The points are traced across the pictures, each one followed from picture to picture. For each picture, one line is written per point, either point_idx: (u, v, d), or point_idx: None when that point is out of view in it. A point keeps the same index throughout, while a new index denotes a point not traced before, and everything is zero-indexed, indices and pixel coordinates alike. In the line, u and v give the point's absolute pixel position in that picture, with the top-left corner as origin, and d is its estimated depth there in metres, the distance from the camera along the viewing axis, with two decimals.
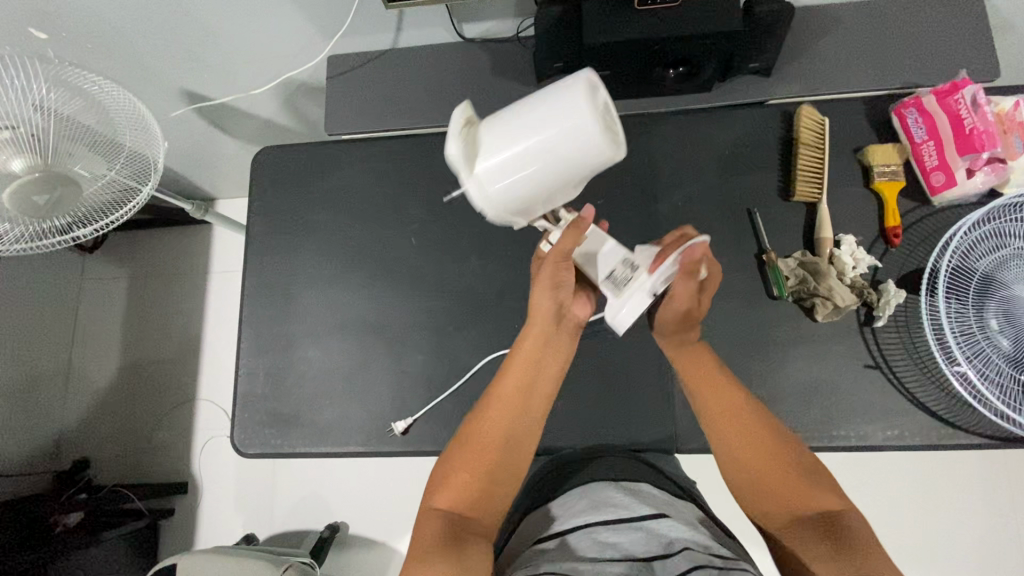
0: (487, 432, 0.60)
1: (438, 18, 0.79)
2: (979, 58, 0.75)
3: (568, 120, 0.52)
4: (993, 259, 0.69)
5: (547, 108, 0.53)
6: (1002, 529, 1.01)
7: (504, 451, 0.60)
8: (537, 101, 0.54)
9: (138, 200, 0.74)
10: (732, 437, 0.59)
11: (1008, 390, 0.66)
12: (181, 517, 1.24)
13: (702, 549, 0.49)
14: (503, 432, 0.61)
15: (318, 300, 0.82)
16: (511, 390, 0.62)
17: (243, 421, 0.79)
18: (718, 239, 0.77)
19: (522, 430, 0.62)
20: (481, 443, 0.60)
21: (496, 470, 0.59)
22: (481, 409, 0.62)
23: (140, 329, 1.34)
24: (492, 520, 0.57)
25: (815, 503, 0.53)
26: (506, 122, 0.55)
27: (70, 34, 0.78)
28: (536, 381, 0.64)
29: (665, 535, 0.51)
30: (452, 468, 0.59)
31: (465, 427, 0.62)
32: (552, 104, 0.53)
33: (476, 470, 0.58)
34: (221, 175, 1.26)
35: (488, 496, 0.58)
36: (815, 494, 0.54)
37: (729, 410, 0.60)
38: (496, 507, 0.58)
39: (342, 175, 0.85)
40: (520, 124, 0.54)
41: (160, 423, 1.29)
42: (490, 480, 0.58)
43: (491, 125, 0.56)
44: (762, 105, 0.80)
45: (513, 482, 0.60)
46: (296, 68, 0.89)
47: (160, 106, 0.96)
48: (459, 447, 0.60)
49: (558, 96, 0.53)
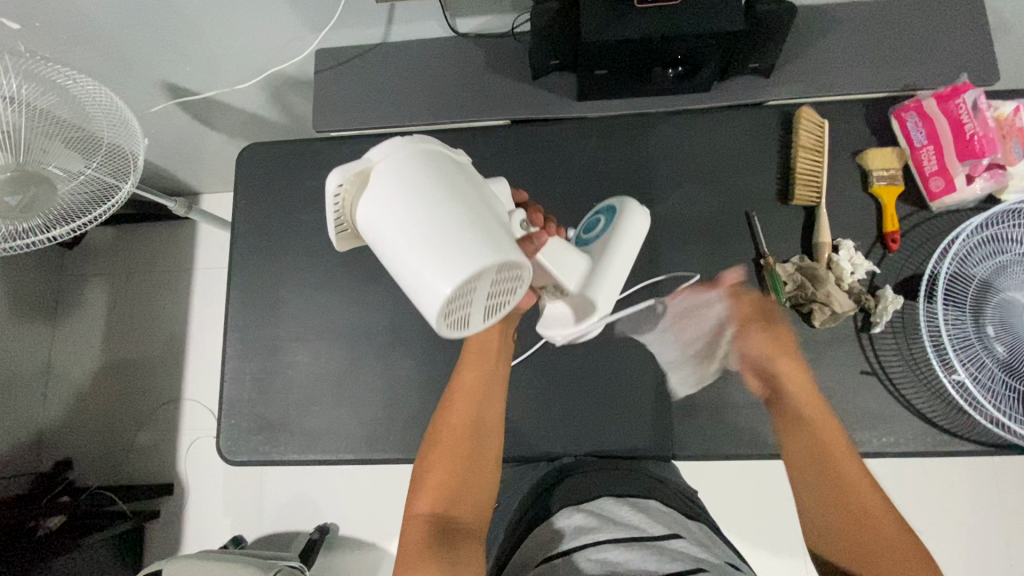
0: (453, 423, 0.61)
1: (431, 12, 0.76)
2: (980, 62, 0.74)
3: (423, 302, 0.44)
4: (991, 265, 0.69)
5: (412, 270, 0.44)
6: (985, 527, 1.03)
7: (477, 442, 0.60)
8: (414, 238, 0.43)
9: (116, 198, 0.71)
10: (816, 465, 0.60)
11: (1003, 398, 0.66)
12: (168, 518, 1.22)
13: (716, 570, 0.48)
14: (469, 419, 0.61)
15: (306, 303, 0.80)
16: (469, 378, 0.63)
17: (229, 428, 0.77)
18: (715, 243, 0.76)
19: (489, 414, 0.62)
20: (451, 436, 0.60)
21: (473, 458, 0.59)
22: (445, 404, 0.63)
23: (121, 326, 1.31)
24: (478, 510, 0.58)
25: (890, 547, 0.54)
26: (380, 228, 0.46)
27: (44, 25, 0.74)
28: (495, 369, 0.64)
29: (678, 553, 0.50)
30: (428, 468, 0.59)
31: (433, 426, 0.62)
32: (416, 272, 0.43)
33: (452, 464, 0.58)
34: (205, 170, 1.22)
35: (467, 490, 0.58)
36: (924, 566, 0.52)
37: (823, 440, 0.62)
38: (480, 496, 0.58)
39: (331, 174, 0.83)
40: (389, 250, 0.45)
41: (144, 422, 1.27)
42: (468, 468, 0.58)
43: (372, 215, 0.47)
44: (761, 107, 0.78)
45: (493, 460, 0.60)
46: (283, 62, 0.86)
47: (139, 99, 0.93)
48: (430, 446, 0.60)
49: (426, 268, 0.43)
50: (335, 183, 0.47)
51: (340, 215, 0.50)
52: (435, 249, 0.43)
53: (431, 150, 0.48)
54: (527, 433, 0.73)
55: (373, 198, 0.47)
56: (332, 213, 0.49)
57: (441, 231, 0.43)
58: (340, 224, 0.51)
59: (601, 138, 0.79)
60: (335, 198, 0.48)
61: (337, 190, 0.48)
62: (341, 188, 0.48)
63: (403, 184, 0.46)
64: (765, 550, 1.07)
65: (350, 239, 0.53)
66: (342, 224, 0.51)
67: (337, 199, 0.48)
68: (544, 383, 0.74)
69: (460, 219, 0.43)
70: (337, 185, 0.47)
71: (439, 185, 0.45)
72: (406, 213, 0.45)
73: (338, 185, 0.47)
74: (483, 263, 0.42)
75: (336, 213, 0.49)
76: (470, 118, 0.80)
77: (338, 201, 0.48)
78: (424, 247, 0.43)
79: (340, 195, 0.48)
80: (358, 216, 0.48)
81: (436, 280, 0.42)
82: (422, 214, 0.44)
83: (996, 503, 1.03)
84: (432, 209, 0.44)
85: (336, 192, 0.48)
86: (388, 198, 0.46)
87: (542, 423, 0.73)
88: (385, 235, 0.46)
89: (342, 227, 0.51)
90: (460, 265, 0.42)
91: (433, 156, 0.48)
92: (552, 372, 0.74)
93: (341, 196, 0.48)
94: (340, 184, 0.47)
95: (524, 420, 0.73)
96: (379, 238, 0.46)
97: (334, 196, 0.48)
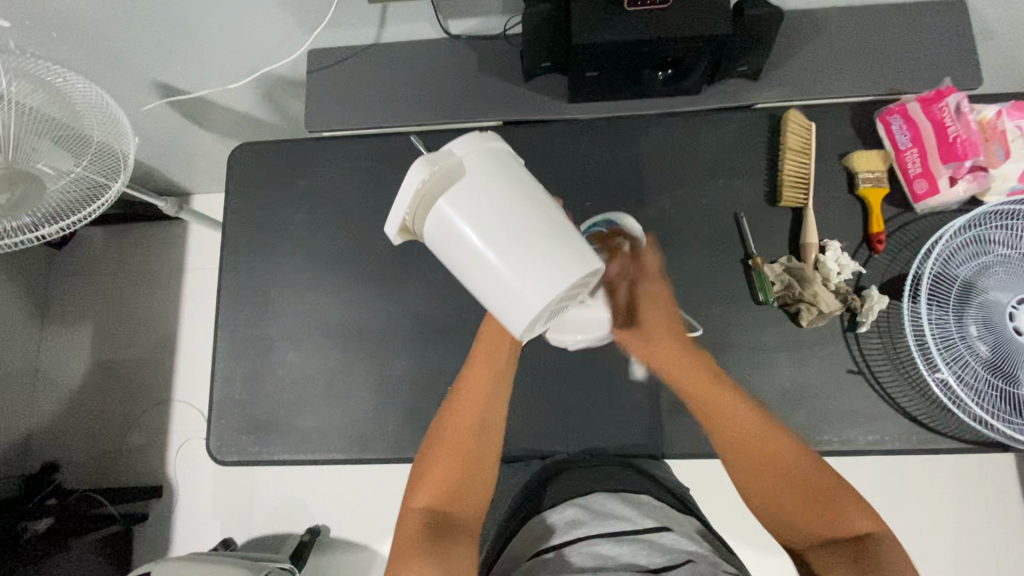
0: (457, 424, 0.61)
1: (423, 13, 0.77)
2: (963, 66, 0.75)
3: (509, 309, 0.46)
4: (974, 265, 0.70)
5: (501, 279, 0.45)
6: (971, 525, 1.04)
7: (479, 440, 0.60)
8: (506, 241, 0.45)
9: (106, 197, 0.70)
10: (751, 459, 0.60)
11: (986, 397, 0.67)
12: (157, 520, 1.21)
13: (704, 562, 0.49)
14: (474, 421, 0.61)
15: (297, 303, 0.80)
16: (476, 377, 0.63)
17: (219, 427, 0.77)
18: (703, 244, 0.77)
19: (495, 412, 0.62)
20: (454, 437, 0.60)
21: (474, 459, 0.59)
22: (451, 400, 0.63)
23: (110, 327, 1.30)
24: (478, 510, 0.57)
25: (845, 521, 0.54)
26: (461, 231, 0.46)
27: (35, 23, 0.74)
28: (505, 368, 0.63)
29: (669, 546, 0.51)
30: (428, 465, 0.59)
31: (437, 422, 0.62)
32: (507, 280, 0.45)
33: (453, 464, 0.58)
34: (196, 170, 1.21)
35: (465, 488, 0.58)
36: (848, 511, 0.54)
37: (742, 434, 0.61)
38: (479, 494, 0.58)
39: (323, 174, 0.83)
40: (471, 256, 0.46)
41: (133, 424, 1.26)
42: (469, 469, 0.58)
43: (452, 216, 0.46)
44: (749, 109, 0.79)
45: (494, 459, 0.60)
46: (275, 62, 0.86)
47: (131, 98, 0.93)
48: (431, 446, 0.60)
49: (521, 278, 0.44)
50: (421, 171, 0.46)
51: (408, 207, 0.48)
52: (535, 259, 0.45)
53: (502, 152, 0.49)
54: (518, 432, 0.73)
55: (455, 200, 0.46)
56: (404, 204, 0.47)
57: (534, 243, 0.45)
58: (408, 218, 0.49)
59: (592, 139, 0.80)
60: (414, 187, 0.46)
61: (417, 179, 0.46)
62: (425, 178, 0.46)
63: (489, 190, 0.46)
64: (756, 548, 1.08)
65: (403, 236, 0.51)
66: (409, 218, 0.49)
67: (413, 189, 0.47)
68: (536, 383, 0.74)
69: (550, 232, 0.45)
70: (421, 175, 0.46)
71: (526, 194, 0.47)
72: (495, 221, 0.45)
73: (422, 174, 0.46)
74: (580, 275, 0.44)
75: (409, 204, 0.47)
76: (462, 118, 0.81)
77: (413, 191, 0.47)
78: (525, 251, 0.45)
79: (418, 186, 0.47)
80: (435, 209, 0.47)
81: (533, 291, 0.44)
82: (512, 223, 0.45)
83: (980, 502, 1.05)
84: (524, 220, 0.45)
85: (416, 180, 0.46)
86: (472, 203, 0.46)
87: (533, 421, 0.74)
88: (467, 240, 0.46)
89: (408, 220, 0.49)
90: (558, 278, 0.44)
91: (506, 160, 0.48)
92: (543, 370, 0.75)
93: (421, 185, 0.47)
94: (424, 173, 0.46)
95: (515, 420, 0.74)
96: (459, 242, 0.46)
97: (414, 185, 0.46)
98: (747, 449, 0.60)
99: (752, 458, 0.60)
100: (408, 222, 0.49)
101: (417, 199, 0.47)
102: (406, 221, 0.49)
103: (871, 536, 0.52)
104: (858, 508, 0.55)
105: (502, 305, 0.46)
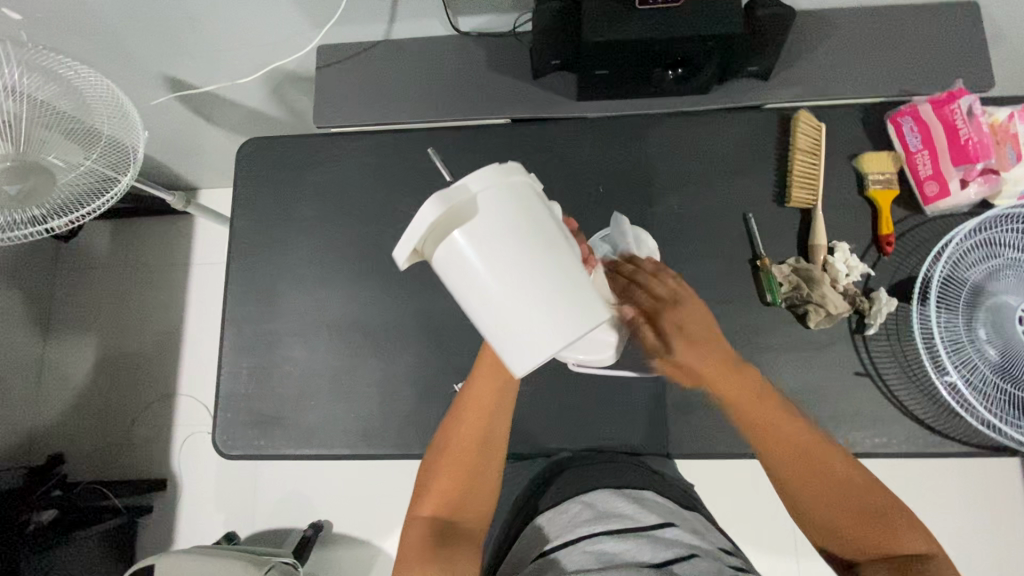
0: (462, 435, 0.60)
1: (432, 10, 0.76)
2: (976, 68, 0.74)
3: (516, 351, 0.44)
4: (984, 269, 0.69)
5: (508, 321, 0.43)
6: (979, 529, 1.04)
7: (483, 449, 0.60)
8: (523, 286, 0.42)
9: (115, 191, 0.71)
10: (800, 472, 0.58)
11: (994, 401, 0.67)
12: (161, 513, 1.21)
13: (708, 556, 0.49)
14: (479, 432, 0.60)
15: (304, 297, 0.80)
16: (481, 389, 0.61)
17: (225, 422, 0.77)
18: (711, 245, 0.76)
19: (498, 423, 0.61)
20: (458, 446, 0.60)
21: (478, 467, 0.59)
22: (456, 411, 0.62)
23: (115, 320, 1.31)
24: (480, 515, 0.58)
25: (898, 538, 0.53)
26: (472, 266, 0.43)
27: (45, 15, 0.75)
28: (508, 383, 0.61)
29: (673, 540, 0.51)
30: (433, 473, 0.59)
31: (442, 432, 0.62)
32: (513, 323, 0.43)
33: (456, 473, 0.58)
34: (202, 164, 1.21)
35: (469, 496, 0.58)
36: (901, 529, 0.54)
37: (793, 450, 0.59)
38: (484, 500, 0.59)
39: (330, 170, 0.83)
40: (480, 290, 0.43)
41: (138, 417, 1.26)
42: (472, 477, 0.58)
43: (467, 248, 0.43)
44: (759, 109, 0.79)
45: (497, 466, 0.60)
46: (284, 58, 0.86)
47: (140, 92, 0.93)
48: (434, 457, 0.60)
49: (527, 323, 0.43)
50: (438, 200, 0.43)
51: (416, 235, 0.44)
52: (551, 309, 0.42)
53: (522, 185, 0.46)
54: (524, 430, 0.73)
55: (470, 234, 0.43)
56: (414, 233, 0.44)
57: (544, 291, 0.42)
58: (416, 246, 0.45)
59: (601, 138, 0.80)
60: (427, 218, 0.44)
61: (429, 214, 0.43)
62: (438, 212, 0.44)
63: (503, 227, 0.43)
64: (763, 549, 1.08)
65: (406, 262, 0.47)
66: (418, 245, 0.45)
67: (424, 221, 0.44)
68: (541, 380, 0.74)
69: (561, 278, 0.43)
70: (432, 206, 0.44)
71: (539, 234, 0.44)
72: (506, 262, 0.43)
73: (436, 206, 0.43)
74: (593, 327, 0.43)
75: (419, 234, 0.45)
76: (469, 115, 0.80)
77: (423, 223, 0.44)
78: (543, 300, 0.42)
79: (430, 218, 0.44)
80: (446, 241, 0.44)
81: (542, 341, 0.42)
82: (527, 265, 0.43)
83: (988, 506, 1.04)
84: (539, 266, 0.43)
85: (431, 213, 0.44)
86: (484, 239, 0.43)
87: (539, 419, 0.74)
88: (476, 276, 0.43)
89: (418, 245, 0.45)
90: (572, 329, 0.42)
91: (523, 193, 0.46)
92: (549, 369, 0.74)
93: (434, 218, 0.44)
94: (437, 206, 0.43)
95: (520, 418, 0.74)
96: (468, 279, 0.43)
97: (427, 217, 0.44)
98: (798, 467, 0.58)
99: (802, 476, 0.58)
100: (416, 246, 0.46)
101: (426, 230, 0.44)
102: (413, 247, 0.46)
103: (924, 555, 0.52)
104: (913, 525, 0.54)
105: (511, 344, 0.43)
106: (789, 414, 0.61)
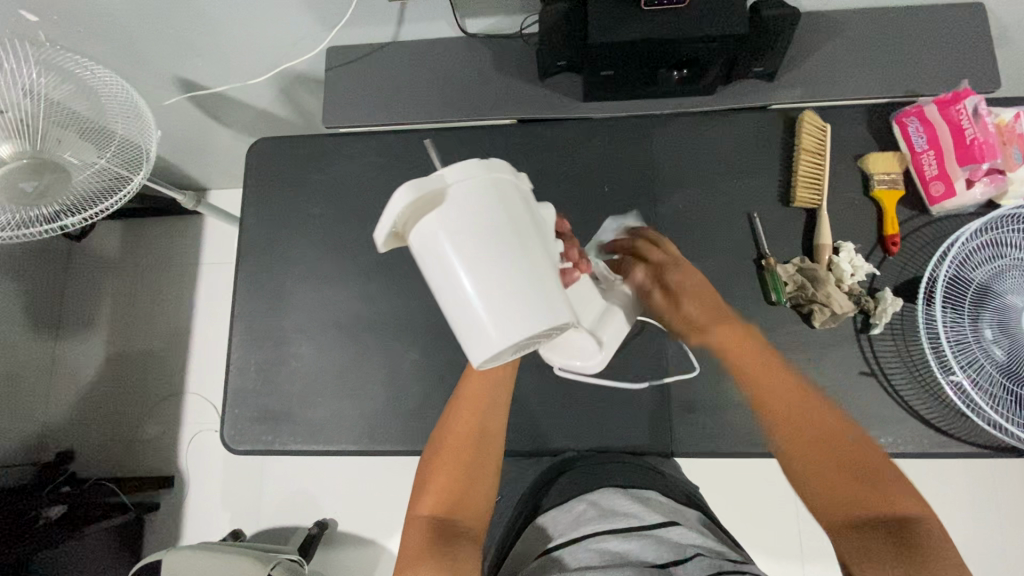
0: (456, 432, 0.61)
1: (440, 11, 0.77)
2: (982, 69, 0.75)
3: (475, 341, 0.43)
4: (990, 269, 0.69)
5: (471, 312, 0.43)
6: (990, 534, 1.03)
7: (479, 447, 0.61)
8: (490, 279, 0.42)
9: (127, 189, 0.72)
10: (795, 433, 0.56)
11: (1001, 401, 0.67)
12: (168, 511, 1.22)
13: (714, 555, 0.50)
14: (472, 431, 0.61)
15: (312, 295, 0.81)
16: (470, 390, 0.63)
17: (233, 417, 0.78)
18: (716, 245, 0.77)
19: (492, 421, 0.62)
20: (453, 445, 0.61)
21: (475, 465, 0.60)
22: (448, 414, 0.63)
23: (125, 319, 1.32)
24: (479, 513, 0.58)
25: (889, 505, 0.49)
26: (443, 252, 0.43)
27: (61, 17, 0.76)
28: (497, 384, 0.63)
29: (676, 540, 0.51)
30: (432, 473, 0.60)
31: (437, 433, 0.63)
32: (473, 311, 0.42)
33: (453, 471, 0.59)
34: (212, 165, 1.23)
35: (468, 493, 0.58)
36: (895, 496, 0.50)
37: (789, 412, 0.57)
38: (483, 498, 0.59)
39: (339, 169, 0.84)
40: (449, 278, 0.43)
41: (147, 415, 1.28)
42: (470, 475, 0.59)
43: (441, 236, 0.43)
44: (764, 110, 0.79)
45: (495, 464, 0.61)
46: (293, 59, 0.87)
47: (153, 93, 0.95)
48: (430, 454, 0.61)
49: (487, 312, 0.42)
50: (414, 184, 0.43)
51: (390, 218, 0.44)
52: (512, 304, 0.42)
53: (504, 182, 0.45)
54: (529, 428, 0.74)
55: (444, 222, 0.43)
56: (389, 215, 0.44)
57: (507, 287, 0.42)
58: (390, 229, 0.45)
59: (607, 139, 0.81)
60: (400, 202, 0.43)
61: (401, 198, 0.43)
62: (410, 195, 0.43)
63: (478, 219, 0.43)
64: (771, 553, 1.07)
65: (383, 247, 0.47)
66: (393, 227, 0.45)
67: (396, 205, 0.43)
68: (547, 378, 0.75)
69: (527, 274, 0.43)
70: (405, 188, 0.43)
71: (512, 230, 0.44)
72: (475, 254, 0.42)
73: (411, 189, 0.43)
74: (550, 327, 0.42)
75: (394, 216, 0.44)
76: (476, 115, 0.81)
77: (396, 206, 0.43)
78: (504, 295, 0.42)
79: (401, 201, 0.43)
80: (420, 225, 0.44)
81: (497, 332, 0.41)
82: (494, 259, 0.43)
83: (998, 511, 1.03)
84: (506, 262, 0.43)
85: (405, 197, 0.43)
86: (458, 227, 0.43)
87: (545, 418, 0.74)
88: (447, 262, 0.43)
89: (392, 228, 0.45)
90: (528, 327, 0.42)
91: (506, 190, 0.45)
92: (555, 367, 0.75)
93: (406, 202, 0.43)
94: (412, 189, 0.43)
95: (527, 415, 0.74)
96: (438, 263, 0.43)
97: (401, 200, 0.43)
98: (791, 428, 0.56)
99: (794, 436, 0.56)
100: (393, 228, 0.45)
101: (399, 215, 0.44)
102: (387, 231, 0.45)
103: (912, 525, 0.48)
104: (907, 496, 0.50)
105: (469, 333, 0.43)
106: (786, 378, 0.60)
